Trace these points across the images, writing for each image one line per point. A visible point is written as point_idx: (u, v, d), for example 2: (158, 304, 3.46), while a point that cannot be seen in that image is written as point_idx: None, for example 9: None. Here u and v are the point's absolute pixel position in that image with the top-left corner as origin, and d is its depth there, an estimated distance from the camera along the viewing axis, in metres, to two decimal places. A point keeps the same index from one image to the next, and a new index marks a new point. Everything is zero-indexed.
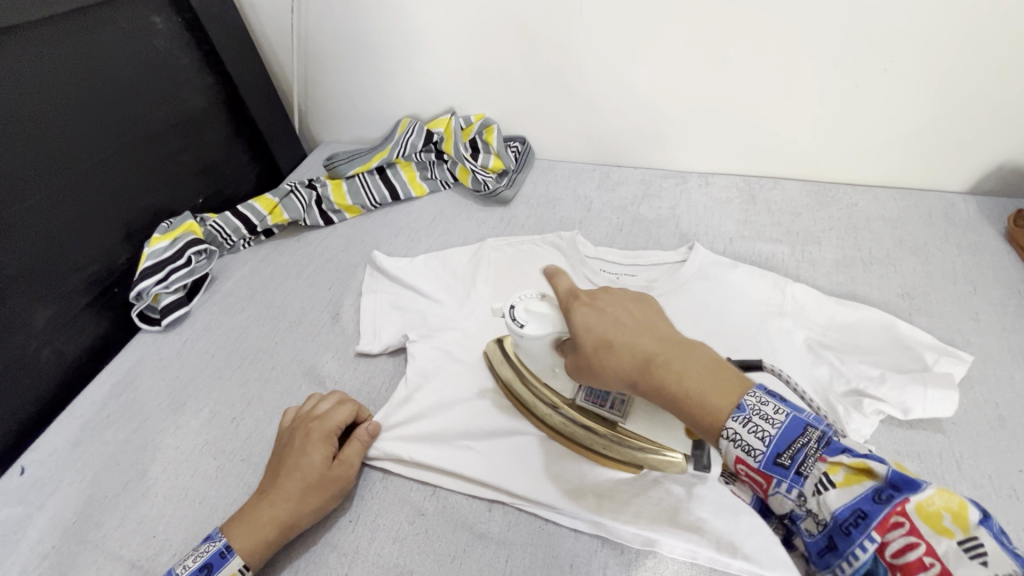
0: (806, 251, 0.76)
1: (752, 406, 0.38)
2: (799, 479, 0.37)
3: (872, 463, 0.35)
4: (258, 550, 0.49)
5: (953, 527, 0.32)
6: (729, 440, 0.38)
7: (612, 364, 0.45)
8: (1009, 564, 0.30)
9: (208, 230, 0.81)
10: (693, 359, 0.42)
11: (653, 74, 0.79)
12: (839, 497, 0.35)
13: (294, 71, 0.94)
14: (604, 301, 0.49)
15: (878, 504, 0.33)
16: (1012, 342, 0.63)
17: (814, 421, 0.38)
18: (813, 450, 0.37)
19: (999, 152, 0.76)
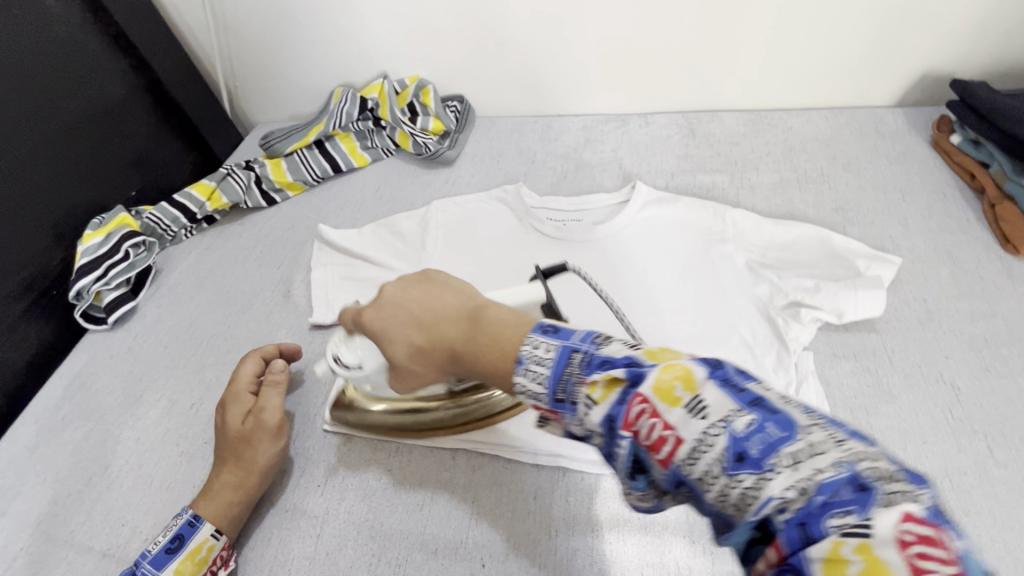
0: (744, 178, 0.77)
1: (528, 355, 0.35)
2: (575, 408, 0.32)
3: (614, 369, 0.31)
4: (211, 519, 0.50)
5: (681, 393, 0.28)
6: (522, 393, 0.35)
7: (419, 364, 0.46)
8: (732, 408, 0.27)
9: (145, 223, 0.79)
10: (484, 333, 0.39)
11: (581, 16, 0.78)
12: (598, 411, 0.30)
13: (215, 50, 0.90)
14: (402, 302, 0.47)
15: (622, 404, 0.30)
16: (938, 241, 0.66)
17: (579, 341, 0.34)
18: (577, 374, 0.32)
19: (921, 61, 0.78)
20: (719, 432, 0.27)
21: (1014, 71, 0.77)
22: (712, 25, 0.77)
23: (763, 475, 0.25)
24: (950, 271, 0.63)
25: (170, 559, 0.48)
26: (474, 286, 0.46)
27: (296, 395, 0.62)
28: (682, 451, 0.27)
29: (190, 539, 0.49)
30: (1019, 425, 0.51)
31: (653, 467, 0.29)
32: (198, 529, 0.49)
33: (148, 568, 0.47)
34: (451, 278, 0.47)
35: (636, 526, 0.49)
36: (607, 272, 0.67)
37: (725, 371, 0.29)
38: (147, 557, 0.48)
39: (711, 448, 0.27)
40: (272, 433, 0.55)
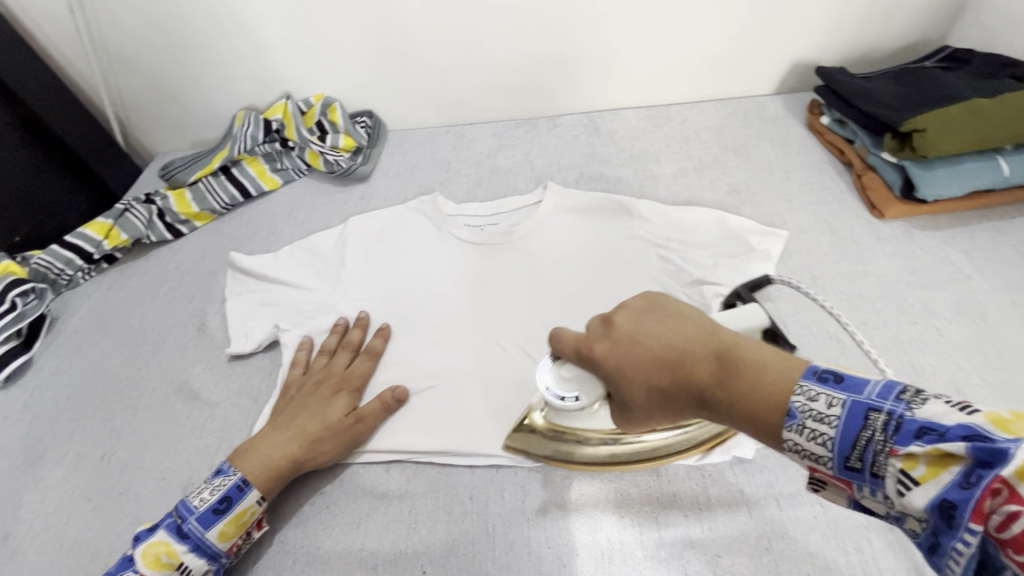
0: (647, 170, 0.82)
1: (801, 410, 0.32)
2: (878, 481, 0.29)
3: (945, 442, 0.26)
4: (245, 464, 0.51)
5: None
6: (794, 452, 0.32)
7: (657, 398, 0.40)
8: None
9: (34, 269, 0.74)
10: (748, 371, 0.35)
11: (478, 26, 0.80)
12: (923, 493, 0.27)
13: (100, 81, 0.86)
14: (638, 339, 0.41)
15: (966, 488, 0.25)
16: (818, 213, 0.73)
17: (878, 399, 0.30)
18: (881, 441, 0.29)
19: (790, 53, 0.86)
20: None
21: (868, 55, 0.86)
22: (601, 30, 0.81)
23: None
24: (829, 239, 0.69)
25: (217, 520, 0.48)
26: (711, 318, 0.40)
27: (216, 432, 0.60)
28: None
29: (195, 539, 0.47)
30: (895, 368, 0.57)
31: (1015, 574, 0.25)
32: (208, 538, 0.47)
33: (194, 525, 0.47)
34: (685, 306, 0.42)
35: (570, 510, 0.51)
36: (526, 271, 0.70)
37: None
38: (193, 513, 0.48)
39: None
40: (340, 393, 0.58)
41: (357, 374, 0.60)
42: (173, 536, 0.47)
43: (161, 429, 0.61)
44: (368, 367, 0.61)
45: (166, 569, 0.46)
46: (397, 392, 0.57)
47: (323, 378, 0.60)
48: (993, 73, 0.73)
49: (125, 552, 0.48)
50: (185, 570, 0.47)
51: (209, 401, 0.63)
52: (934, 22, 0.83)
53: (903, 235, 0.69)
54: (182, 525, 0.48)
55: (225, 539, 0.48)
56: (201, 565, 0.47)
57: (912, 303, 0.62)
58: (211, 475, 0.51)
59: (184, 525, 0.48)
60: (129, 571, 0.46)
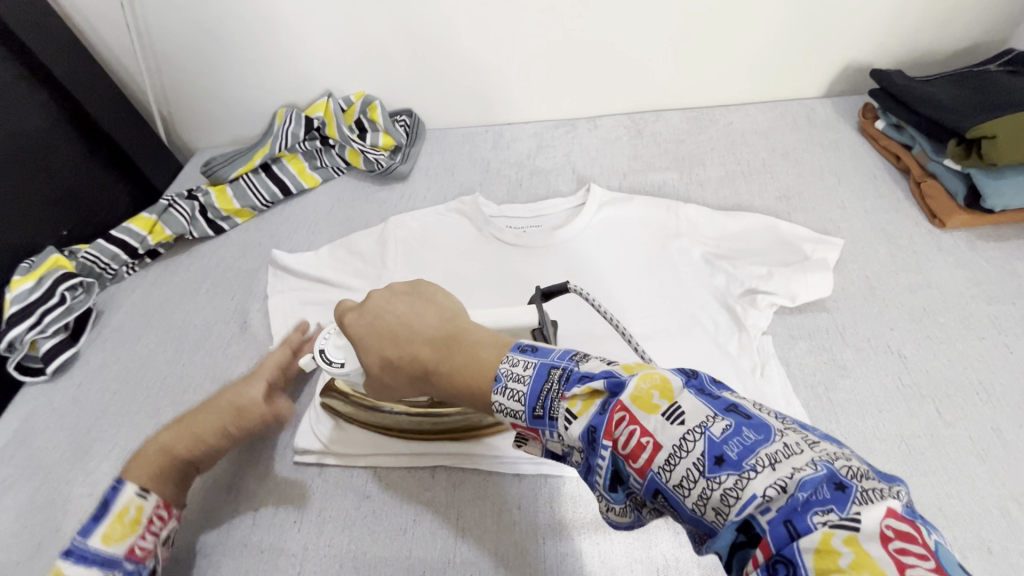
0: (693, 173, 0.80)
1: (506, 374, 0.36)
2: (553, 424, 0.34)
3: (593, 381, 0.33)
4: (138, 483, 0.50)
5: (659, 400, 0.31)
6: (499, 411, 0.36)
7: (396, 378, 0.46)
8: (708, 415, 0.30)
9: (81, 263, 0.74)
10: (459, 349, 0.41)
11: (524, 24, 0.79)
12: (578, 423, 0.33)
13: (145, 77, 0.86)
14: (377, 318, 0.48)
15: (603, 413, 0.32)
16: (874, 221, 0.70)
17: (558, 358, 0.36)
18: (556, 389, 0.34)
19: (843, 54, 0.83)
20: (698, 437, 0.29)
21: (925, 58, 0.83)
22: (648, 29, 0.79)
23: (742, 474, 0.28)
24: (887, 249, 0.67)
25: (96, 526, 0.47)
26: (458, 307, 0.47)
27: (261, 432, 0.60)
28: (660, 457, 0.30)
29: (79, 552, 0.46)
30: (961, 386, 0.54)
31: (630, 475, 0.31)
32: (91, 546, 0.46)
33: (76, 538, 0.47)
34: (438, 292, 0.48)
35: (622, 525, 0.49)
36: (571, 275, 0.68)
37: (696, 383, 0.33)
38: (79, 529, 0.48)
39: (689, 452, 0.29)
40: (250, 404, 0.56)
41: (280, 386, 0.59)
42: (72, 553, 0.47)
43: None
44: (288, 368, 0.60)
45: None
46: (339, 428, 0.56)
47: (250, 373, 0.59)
48: None
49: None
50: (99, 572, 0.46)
51: None
52: (998, 24, 0.79)
53: (965, 246, 0.66)
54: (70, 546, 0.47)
55: (113, 538, 0.47)
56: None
57: (978, 317, 0.59)
58: None
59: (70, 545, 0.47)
60: None
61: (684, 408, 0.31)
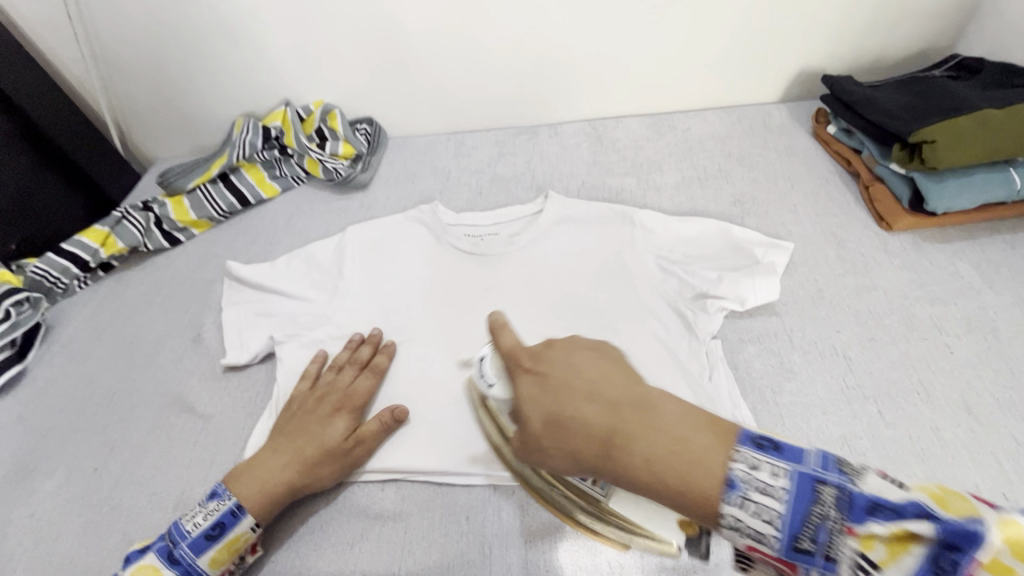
0: (650, 179, 0.81)
1: (743, 482, 0.34)
2: (828, 560, 0.31)
3: (906, 523, 0.29)
4: (254, 517, 0.49)
5: (911, 543, 0.29)
6: (737, 533, 0.34)
7: (563, 445, 0.41)
8: (930, 533, 0.29)
9: (29, 277, 0.73)
10: (660, 421, 0.38)
11: (481, 33, 0.79)
12: (889, 574, 0.29)
13: (98, 87, 0.85)
14: (566, 362, 0.44)
15: (937, 574, 0.28)
16: (824, 224, 0.71)
17: (821, 470, 0.33)
18: (835, 519, 0.31)
19: (796, 61, 0.84)
20: (832, 492, 0.32)
21: (875, 64, 0.85)
22: (603, 37, 0.80)
23: (893, 523, 0.30)
24: (835, 252, 0.68)
25: (209, 546, 0.48)
26: (640, 372, 0.43)
27: (210, 446, 0.59)
28: None
29: (185, 565, 0.47)
30: (903, 387, 0.55)
31: None
32: (199, 565, 0.47)
33: (186, 551, 0.47)
34: (613, 351, 0.46)
35: (567, 533, 0.50)
36: (527, 283, 0.68)
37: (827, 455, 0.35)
38: (187, 538, 0.48)
39: None
40: (341, 413, 0.55)
41: (359, 393, 0.58)
42: (162, 562, 0.47)
43: (154, 442, 0.60)
44: (370, 384, 0.58)
45: None
46: (398, 413, 0.55)
47: (325, 394, 0.57)
48: (1002, 84, 0.71)
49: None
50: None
51: (204, 414, 0.62)
52: (943, 30, 0.81)
53: (911, 248, 0.67)
54: (173, 550, 0.48)
55: (216, 565, 0.48)
56: None
57: (920, 318, 0.60)
58: (207, 499, 0.50)
59: (173, 551, 0.48)
60: None
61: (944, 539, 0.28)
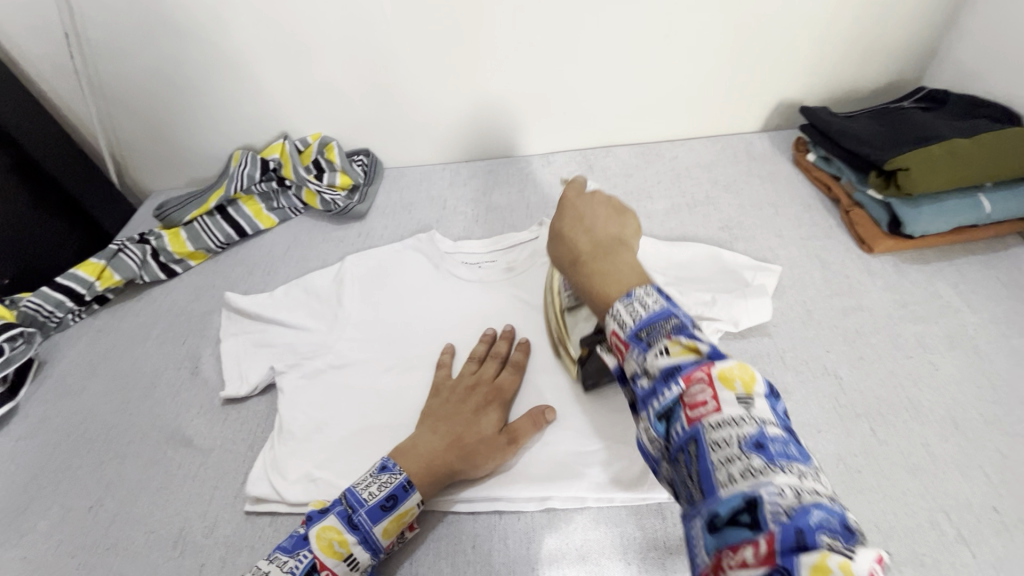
0: (641, 206, 0.84)
1: (638, 295, 0.42)
2: (647, 347, 0.39)
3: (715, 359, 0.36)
4: (420, 494, 0.51)
5: (741, 388, 0.34)
6: (613, 316, 0.43)
7: (557, 250, 0.55)
8: (770, 420, 0.34)
9: (23, 312, 0.72)
10: (613, 257, 0.50)
11: (475, 68, 0.82)
12: (669, 358, 0.37)
13: (96, 122, 0.86)
14: (584, 201, 0.57)
15: (693, 364, 0.36)
16: (810, 248, 0.74)
17: (680, 314, 0.41)
18: (665, 329, 0.39)
19: (775, 93, 0.89)
20: (750, 424, 0.33)
21: (848, 95, 0.89)
22: (592, 70, 0.84)
23: (769, 465, 0.31)
24: (821, 274, 0.70)
25: (383, 517, 0.49)
26: (634, 244, 0.54)
27: (211, 481, 0.58)
28: (714, 418, 0.33)
29: (363, 532, 0.49)
30: (893, 404, 0.57)
31: (679, 420, 0.35)
32: (374, 535, 0.49)
33: (365, 518, 0.49)
34: (631, 224, 0.56)
35: (573, 559, 0.50)
36: (525, 309, 0.69)
37: (774, 403, 0.35)
38: (363, 506, 0.50)
39: (737, 430, 0.32)
40: (492, 405, 0.57)
41: (507, 385, 0.60)
42: (344, 525, 0.49)
43: (151, 478, 0.59)
44: (515, 378, 0.60)
45: (334, 559, 0.48)
46: (548, 413, 0.56)
47: (475, 386, 0.59)
48: (967, 114, 0.76)
49: (297, 533, 0.49)
50: (352, 561, 0.48)
51: (203, 447, 0.61)
52: (910, 64, 0.87)
53: (892, 269, 0.70)
54: (352, 515, 0.49)
55: (387, 536, 0.49)
56: (365, 558, 0.49)
57: (905, 337, 0.63)
58: (378, 470, 0.52)
59: (352, 516, 0.49)
60: (301, 554, 0.47)
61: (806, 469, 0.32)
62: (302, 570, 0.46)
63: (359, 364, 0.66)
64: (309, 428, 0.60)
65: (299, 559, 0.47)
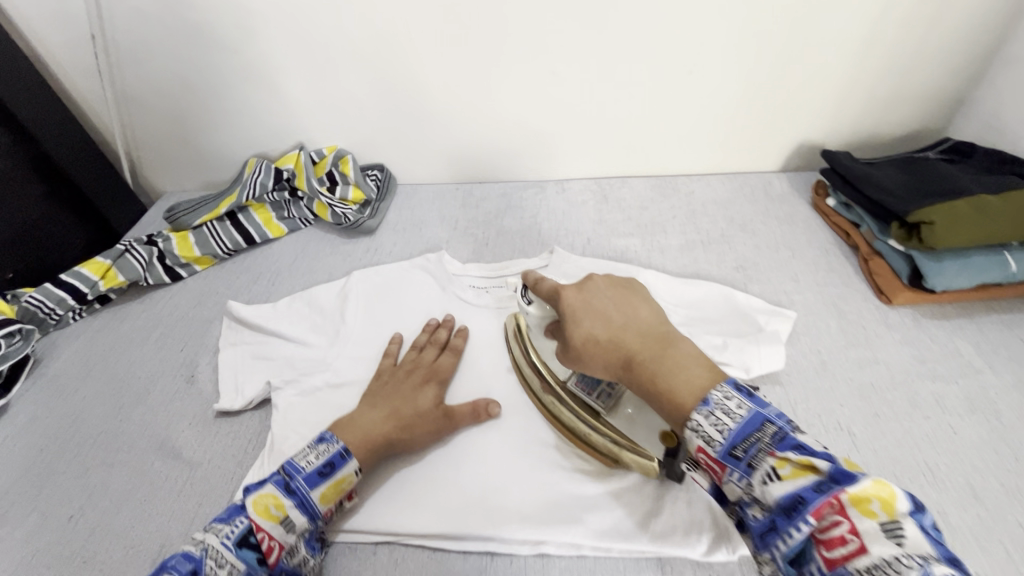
0: (654, 241, 0.82)
1: (717, 401, 0.42)
2: (749, 470, 0.38)
3: (815, 458, 0.36)
4: (357, 461, 0.53)
5: (878, 509, 0.33)
6: (694, 430, 0.42)
7: (596, 362, 0.51)
8: (929, 553, 0.31)
9: (23, 307, 0.72)
10: (672, 352, 0.47)
11: (496, 92, 0.82)
12: (782, 485, 0.36)
13: (116, 122, 0.86)
14: (593, 295, 0.53)
15: (816, 491, 0.35)
16: (826, 294, 0.72)
17: (774, 416, 0.40)
18: (766, 443, 0.39)
19: (797, 134, 0.88)
20: (913, 565, 0.30)
21: (870, 142, 0.88)
22: (613, 101, 0.83)
23: None
24: (837, 323, 0.68)
25: (321, 481, 0.50)
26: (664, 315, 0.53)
27: (196, 497, 0.57)
28: (862, 561, 0.32)
29: (301, 498, 0.49)
30: (909, 467, 0.55)
31: (815, 561, 0.34)
32: (312, 500, 0.50)
33: (302, 484, 0.50)
34: (646, 298, 0.54)
35: None
36: None
37: (922, 519, 0.34)
38: (300, 472, 0.50)
39: (900, 572, 0.30)
40: (429, 384, 0.61)
41: (445, 367, 0.63)
42: (282, 491, 0.49)
43: (135, 490, 0.57)
44: (453, 362, 0.64)
45: (273, 523, 0.47)
46: (492, 407, 0.60)
47: (413, 367, 0.63)
48: (994, 169, 0.74)
49: (234, 503, 0.49)
50: (289, 524, 0.48)
51: (191, 461, 0.60)
52: (936, 114, 0.86)
53: (911, 323, 0.68)
54: (289, 482, 0.50)
55: (326, 501, 0.50)
56: (301, 525, 0.49)
57: (923, 396, 0.61)
58: (315, 442, 0.53)
59: (291, 482, 0.50)
60: (238, 520, 0.47)
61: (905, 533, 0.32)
62: (236, 537, 0.46)
63: (357, 385, 0.64)
64: (302, 449, 0.58)
65: (236, 526, 0.46)
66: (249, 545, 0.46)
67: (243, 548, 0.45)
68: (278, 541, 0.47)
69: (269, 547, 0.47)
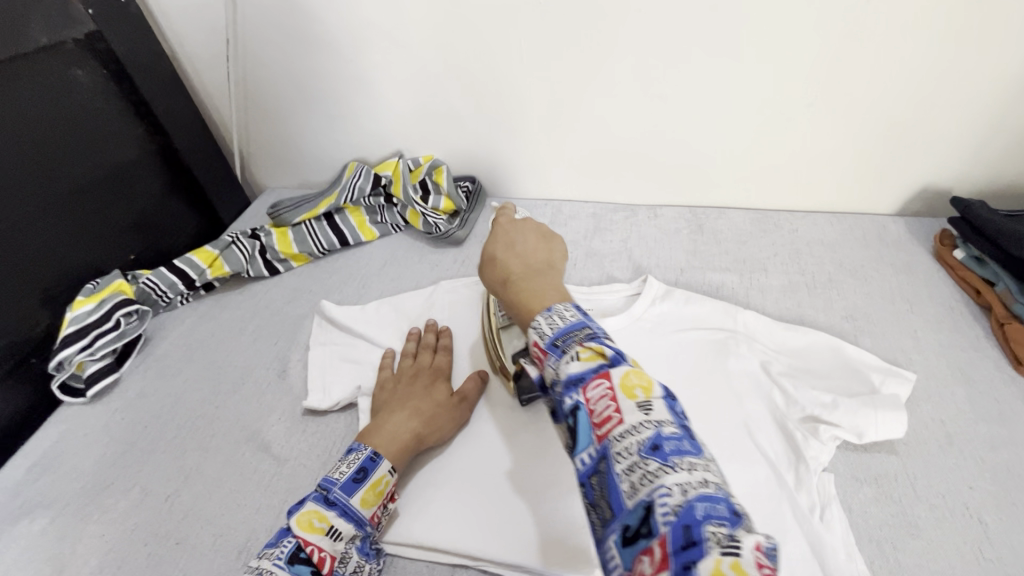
0: (753, 278, 0.78)
1: (557, 311, 0.43)
2: (561, 356, 0.38)
3: (608, 351, 0.37)
4: (391, 462, 0.54)
5: (637, 392, 0.35)
6: (534, 330, 0.42)
7: (489, 273, 0.54)
8: (667, 419, 0.34)
9: (140, 288, 0.77)
10: (541, 279, 0.49)
11: (598, 113, 0.81)
12: (576, 365, 0.37)
13: (235, 120, 0.92)
14: (516, 229, 0.57)
15: (596, 372, 0.36)
16: (950, 357, 0.66)
17: (593, 323, 0.41)
18: (578, 340, 0.39)
19: (922, 177, 0.81)
20: (649, 426, 0.33)
21: (1012, 191, 0.80)
22: (722, 129, 0.79)
23: (665, 467, 0.31)
24: (964, 391, 0.62)
25: (358, 488, 0.51)
26: (563, 259, 0.55)
27: (282, 492, 0.58)
28: (618, 429, 0.34)
29: (341, 507, 0.50)
30: None
31: (588, 435, 0.35)
32: (353, 507, 0.50)
33: (340, 494, 0.50)
34: (558, 244, 0.57)
35: None
36: None
37: (673, 404, 0.36)
38: (336, 484, 0.51)
39: (638, 435, 0.33)
40: (438, 380, 0.63)
41: (443, 366, 0.66)
42: (321, 504, 0.50)
43: (227, 478, 0.60)
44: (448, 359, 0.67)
45: (318, 535, 0.48)
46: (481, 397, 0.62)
47: (417, 368, 0.65)
48: None
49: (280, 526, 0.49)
50: (335, 534, 0.49)
51: (279, 456, 0.61)
52: None
53: None
54: (327, 495, 0.50)
55: (367, 506, 0.51)
56: (349, 534, 0.49)
57: None
58: (344, 453, 0.55)
59: (328, 495, 0.50)
60: (285, 540, 0.47)
61: (652, 405, 0.34)
62: (286, 555, 0.46)
63: None
64: None
65: (284, 546, 0.47)
66: (300, 561, 0.46)
67: (294, 563, 0.46)
68: (328, 552, 0.48)
69: (320, 558, 0.47)
